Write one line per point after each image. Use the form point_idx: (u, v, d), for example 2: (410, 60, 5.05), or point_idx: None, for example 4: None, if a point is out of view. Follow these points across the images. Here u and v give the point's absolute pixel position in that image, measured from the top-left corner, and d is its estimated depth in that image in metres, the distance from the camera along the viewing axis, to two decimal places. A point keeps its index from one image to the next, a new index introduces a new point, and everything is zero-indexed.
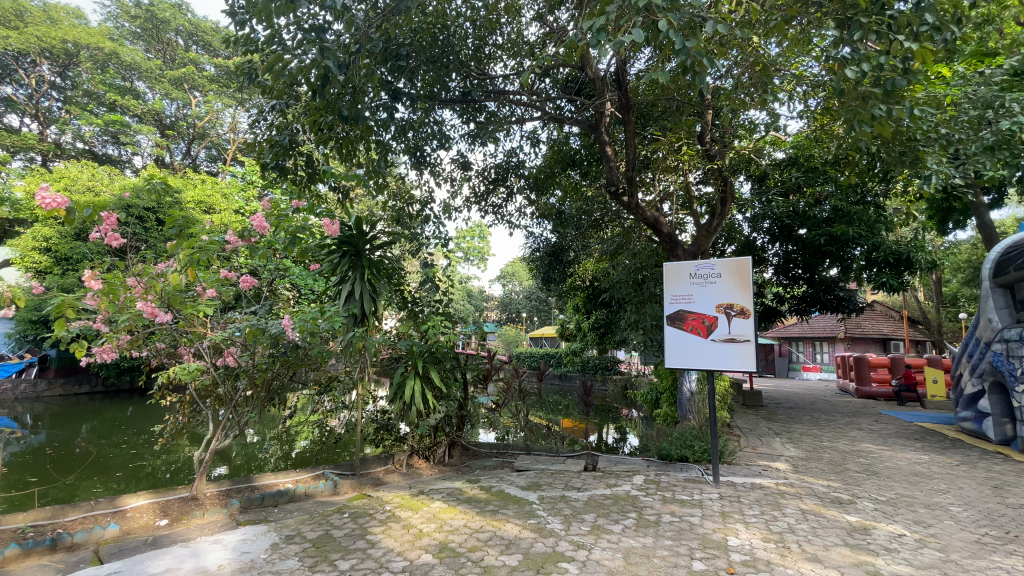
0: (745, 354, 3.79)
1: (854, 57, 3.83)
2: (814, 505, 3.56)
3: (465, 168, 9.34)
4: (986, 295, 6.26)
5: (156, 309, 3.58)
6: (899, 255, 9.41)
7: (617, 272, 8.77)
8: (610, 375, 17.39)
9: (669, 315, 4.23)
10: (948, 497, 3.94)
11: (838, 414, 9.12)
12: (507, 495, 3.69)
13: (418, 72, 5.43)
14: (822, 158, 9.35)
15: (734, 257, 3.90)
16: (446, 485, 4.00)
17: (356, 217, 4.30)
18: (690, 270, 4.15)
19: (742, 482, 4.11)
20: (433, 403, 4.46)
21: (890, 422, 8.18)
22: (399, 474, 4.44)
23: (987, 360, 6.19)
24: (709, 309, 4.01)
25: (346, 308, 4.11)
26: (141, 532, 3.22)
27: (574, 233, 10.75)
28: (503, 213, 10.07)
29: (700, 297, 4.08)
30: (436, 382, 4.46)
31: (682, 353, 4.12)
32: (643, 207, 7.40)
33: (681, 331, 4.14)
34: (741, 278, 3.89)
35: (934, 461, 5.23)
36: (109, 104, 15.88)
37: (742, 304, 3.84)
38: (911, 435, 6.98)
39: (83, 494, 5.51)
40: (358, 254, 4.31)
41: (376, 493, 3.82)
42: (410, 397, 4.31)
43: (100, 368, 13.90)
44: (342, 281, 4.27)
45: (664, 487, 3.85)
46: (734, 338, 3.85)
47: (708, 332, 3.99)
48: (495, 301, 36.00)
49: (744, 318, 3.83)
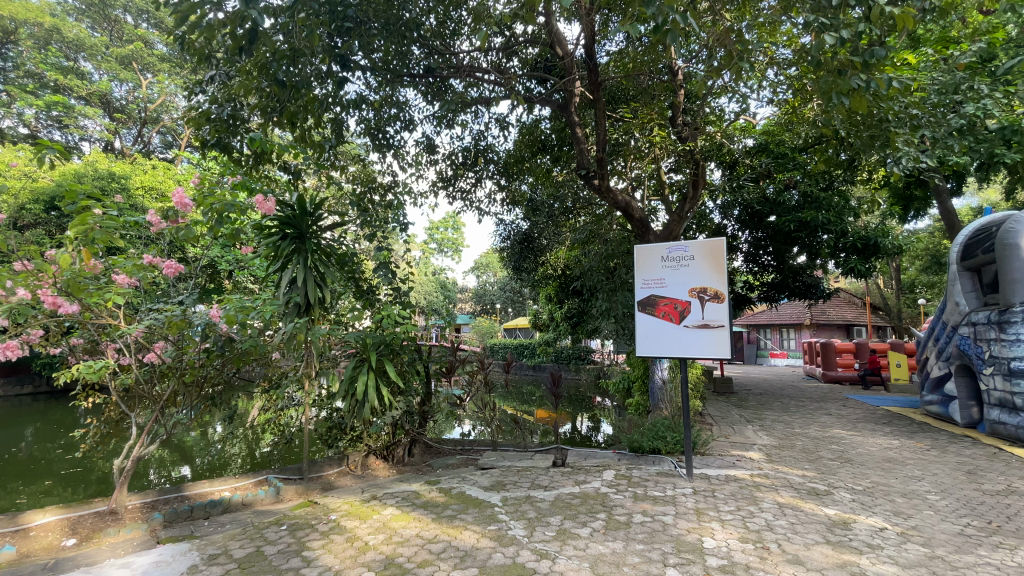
0: (720, 342, 3.57)
1: (832, 22, 3.55)
2: (791, 497, 3.39)
3: (431, 152, 8.97)
4: (954, 279, 6.24)
5: (60, 300, 3.08)
6: (867, 240, 9.56)
7: (587, 260, 8.49)
8: (583, 364, 17.29)
9: (640, 301, 3.97)
10: (924, 485, 3.85)
11: (807, 400, 9.16)
12: (466, 497, 3.39)
13: (371, 39, 4.99)
14: (793, 144, 9.27)
15: (709, 238, 3.67)
16: (402, 488, 3.68)
17: (298, 194, 3.80)
18: (663, 253, 3.90)
19: (716, 474, 3.90)
20: (390, 400, 4.09)
21: (857, 407, 8.23)
22: (351, 477, 4.09)
23: (954, 344, 6.21)
24: (683, 293, 3.77)
25: (287, 297, 3.70)
26: (43, 554, 2.80)
27: (546, 221, 10.48)
28: (471, 199, 9.75)
29: (673, 282, 3.84)
30: (392, 377, 4.05)
31: (655, 341, 3.87)
32: (615, 192, 7.10)
33: (653, 317, 3.88)
34: (716, 260, 3.67)
35: (905, 447, 5.18)
36: (51, 85, 14.74)
37: (716, 288, 3.63)
38: (879, 419, 7.00)
39: (5, 506, 4.97)
40: (302, 238, 3.85)
41: (323, 500, 3.47)
42: (362, 394, 3.90)
43: (44, 367, 12.99)
44: (284, 267, 3.79)
45: (635, 483, 3.60)
46: (708, 325, 3.63)
47: (681, 318, 3.75)
48: (469, 292, 35.57)
49: (719, 302, 3.61)
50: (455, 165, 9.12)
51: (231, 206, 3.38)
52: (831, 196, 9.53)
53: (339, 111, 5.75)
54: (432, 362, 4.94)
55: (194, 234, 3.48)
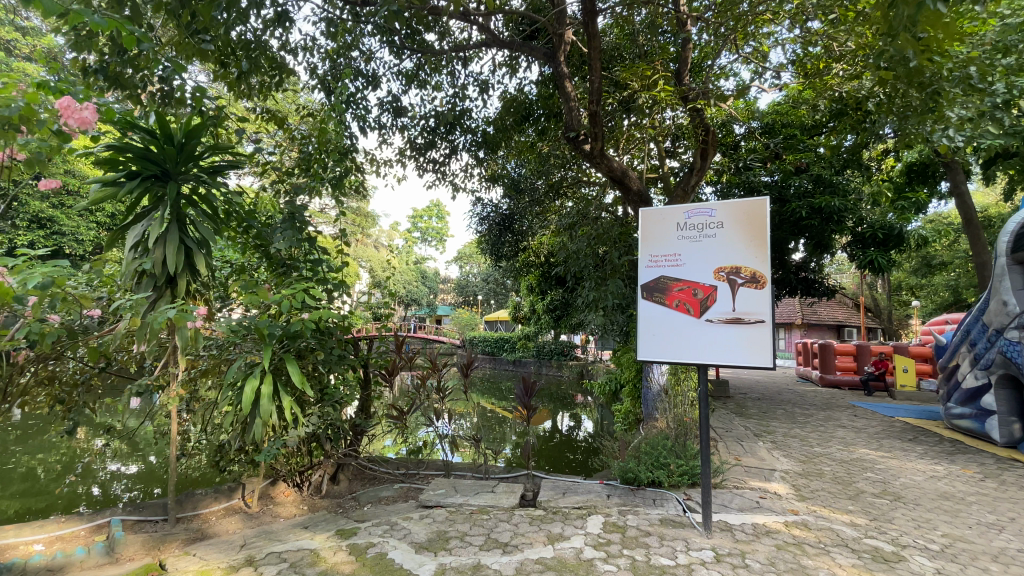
0: (760, 345, 2.51)
1: None
2: (856, 569, 2.36)
3: (398, 115, 7.83)
4: (1001, 273, 5.29)
5: None
6: (887, 231, 8.60)
7: (572, 243, 7.34)
8: (566, 360, 16.30)
9: (644, 284, 2.88)
10: (1016, 543, 2.87)
11: (811, 407, 8.23)
12: (385, 567, 2.27)
13: None
14: (809, 118, 8.16)
15: (745, 198, 2.62)
16: (299, 543, 2.56)
17: (156, 113, 2.66)
18: (678, 220, 2.81)
19: (740, 523, 2.85)
20: (292, 415, 2.92)
21: (870, 417, 7.32)
22: (238, 518, 2.99)
23: (997, 350, 5.29)
24: (706, 275, 2.70)
25: (134, 264, 2.61)
26: None
27: (529, 203, 9.38)
28: (445, 171, 8.62)
29: (692, 259, 2.75)
30: (296, 382, 2.86)
31: (663, 341, 2.77)
32: (609, 157, 5.75)
33: (663, 307, 2.79)
34: (754, 228, 2.62)
35: (957, 476, 4.22)
36: None
37: (754, 267, 2.58)
38: (903, 434, 6.05)
39: None
40: (167, 179, 2.77)
41: (174, 564, 2.33)
42: (248, 405, 2.71)
43: None
44: (136, 221, 2.72)
45: (631, 541, 2.53)
46: (743, 321, 2.58)
47: (702, 310, 2.67)
48: (452, 284, 34.47)
49: (757, 287, 2.56)
50: (426, 131, 7.97)
51: (14, 104, 2.09)
52: (844, 185, 8.60)
53: (245, 23, 4.42)
54: (367, 359, 3.82)
55: (1, 169, 2.35)
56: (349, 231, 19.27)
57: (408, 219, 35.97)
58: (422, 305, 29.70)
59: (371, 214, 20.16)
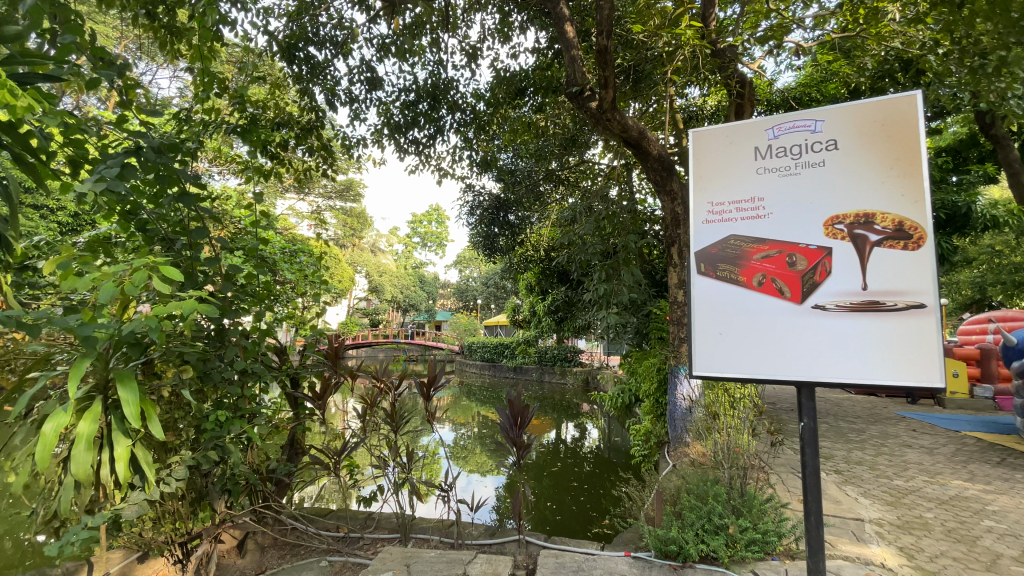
0: (918, 350, 1.42)
1: None
2: None
3: (373, 88, 6.78)
4: None
5: None
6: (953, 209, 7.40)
7: (575, 230, 6.24)
8: (570, 367, 15.15)
9: (701, 251, 1.77)
10: None
11: (855, 420, 7.07)
12: None
13: None
14: (846, 86, 7.03)
15: (880, 97, 1.53)
16: None
17: None
18: (758, 141, 1.71)
19: None
20: (130, 469, 1.79)
21: (931, 432, 6.17)
22: None
23: None
24: (809, 231, 1.60)
25: None
26: None
27: (526, 192, 8.33)
28: (428, 154, 7.54)
29: (785, 206, 1.65)
30: (129, 414, 1.73)
31: (735, 346, 1.67)
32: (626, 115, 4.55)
33: (734, 289, 1.69)
34: (898, 144, 1.51)
35: None
36: None
37: (903, 213, 1.47)
38: (986, 456, 4.92)
39: None
40: None
41: None
42: (40, 456, 1.60)
43: None
44: None
45: None
46: (880, 307, 1.48)
47: (806, 292, 1.58)
48: (451, 289, 33.31)
49: (910, 247, 1.46)
50: (405, 107, 6.91)
51: None
52: None
53: None
54: (296, 371, 2.78)
55: None
56: (342, 233, 18.14)
57: (407, 224, 35.04)
58: (420, 312, 28.60)
59: (363, 215, 19.03)
